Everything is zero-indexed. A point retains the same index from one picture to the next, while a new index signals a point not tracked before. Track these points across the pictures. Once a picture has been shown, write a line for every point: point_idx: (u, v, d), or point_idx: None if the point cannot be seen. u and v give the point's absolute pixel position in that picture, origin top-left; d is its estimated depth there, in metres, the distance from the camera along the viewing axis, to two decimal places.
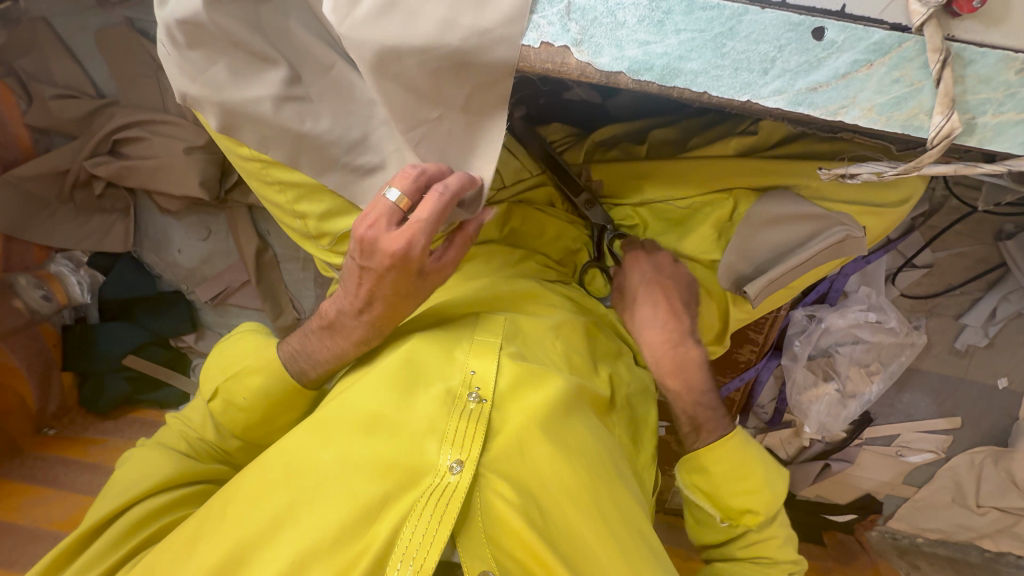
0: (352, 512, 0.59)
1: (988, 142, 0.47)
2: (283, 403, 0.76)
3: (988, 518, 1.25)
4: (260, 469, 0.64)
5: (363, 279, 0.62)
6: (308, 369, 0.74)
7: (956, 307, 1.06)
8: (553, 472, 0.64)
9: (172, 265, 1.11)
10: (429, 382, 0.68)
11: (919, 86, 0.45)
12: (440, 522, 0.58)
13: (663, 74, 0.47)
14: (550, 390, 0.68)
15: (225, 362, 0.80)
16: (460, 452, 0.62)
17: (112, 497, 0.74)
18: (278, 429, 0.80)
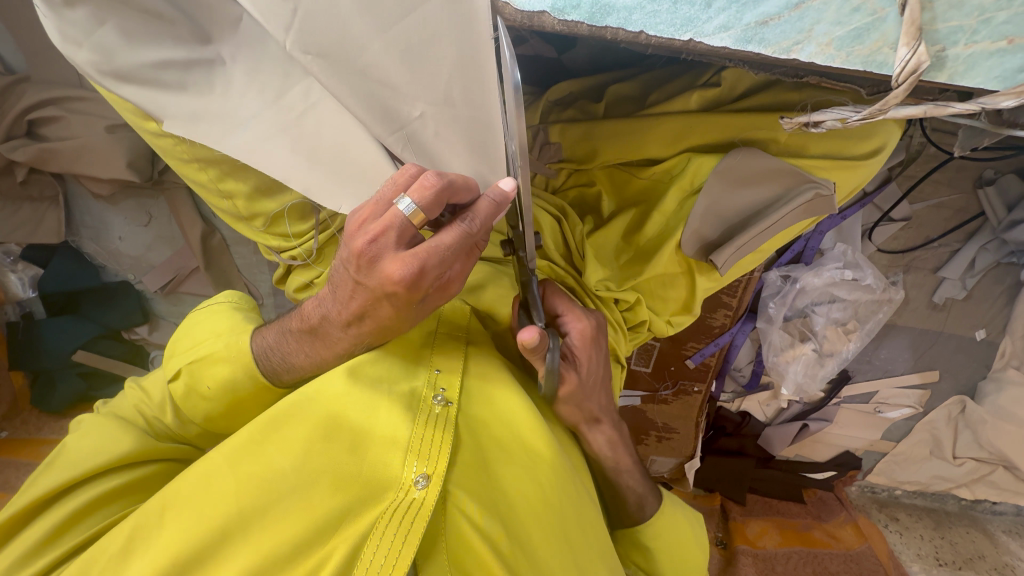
0: (304, 525, 0.55)
1: (958, 78, 0.42)
2: (248, 399, 0.71)
3: (965, 468, 1.25)
4: (202, 477, 0.58)
5: (356, 293, 0.57)
6: (280, 370, 0.68)
7: (934, 260, 1.04)
8: (519, 487, 0.61)
9: (116, 255, 1.05)
10: (392, 384, 0.63)
11: (883, 15, 0.39)
12: (404, 542, 0.53)
13: (592, 13, 0.41)
14: (519, 399, 0.65)
15: (192, 340, 0.74)
16: (425, 465, 0.57)
17: (56, 471, 0.66)
18: (240, 420, 0.74)
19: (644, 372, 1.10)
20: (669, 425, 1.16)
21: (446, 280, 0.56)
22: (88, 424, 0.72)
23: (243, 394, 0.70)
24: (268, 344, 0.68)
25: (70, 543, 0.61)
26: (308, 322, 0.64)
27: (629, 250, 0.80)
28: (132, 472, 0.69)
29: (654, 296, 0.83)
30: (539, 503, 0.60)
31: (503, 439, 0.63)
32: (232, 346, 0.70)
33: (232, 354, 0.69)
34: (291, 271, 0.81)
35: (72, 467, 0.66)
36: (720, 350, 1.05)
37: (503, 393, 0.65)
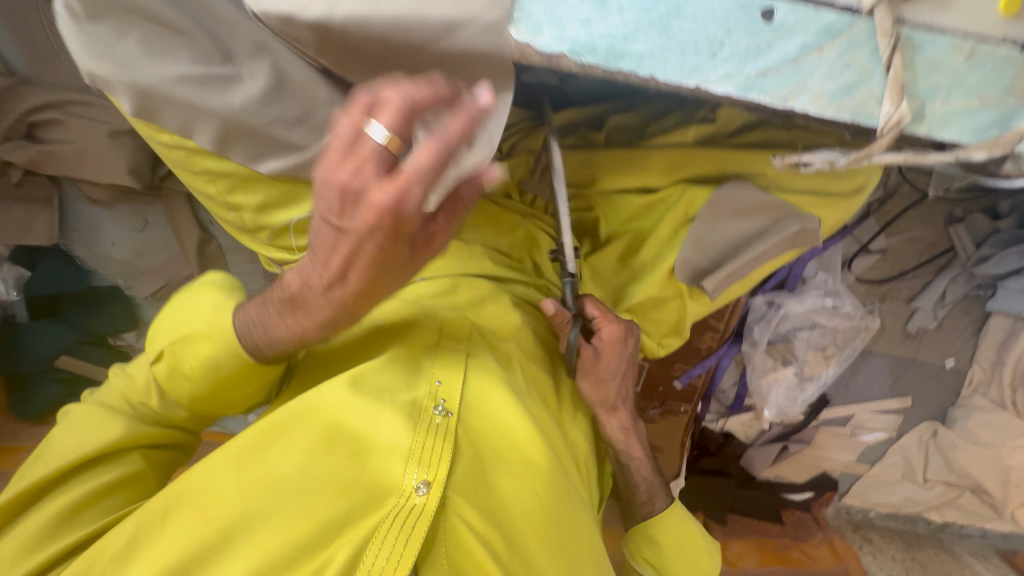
0: (306, 528, 0.56)
1: (937, 131, 0.45)
2: (234, 379, 0.65)
3: (935, 491, 1.30)
4: (204, 479, 0.58)
5: (335, 247, 0.48)
6: (263, 346, 0.63)
7: (908, 291, 1.09)
8: (515, 495, 0.63)
9: (105, 259, 1.02)
10: (395, 392, 0.63)
11: (869, 72, 0.43)
12: (406, 544, 0.55)
13: (607, 57, 0.43)
14: (518, 410, 0.66)
15: (173, 317, 0.68)
16: (426, 472, 0.59)
17: (47, 461, 0.64)
18: (227, 399, 0.69)
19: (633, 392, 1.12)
20: (655, 444, 1.18)
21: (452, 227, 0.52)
22: (74, 414, 0.70)
23: (228, 373, 0.65)
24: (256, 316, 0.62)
25: (66, 539, 0.59)
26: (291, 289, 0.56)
27: (624, 273, 0.84)
28: (123, 465, 0.67)
29: (646, 317, 0.86)
30: (535, 511, 0.62)
31: (500, 449, 0.64)
32: (216, 322, 0.64)
33: (217, 327, 0.63)
34: (291, 284, 0.82)
35: (62, 457, 0.64)
36: (706, 371, 1.08)
37: (503, 402, 0.66)
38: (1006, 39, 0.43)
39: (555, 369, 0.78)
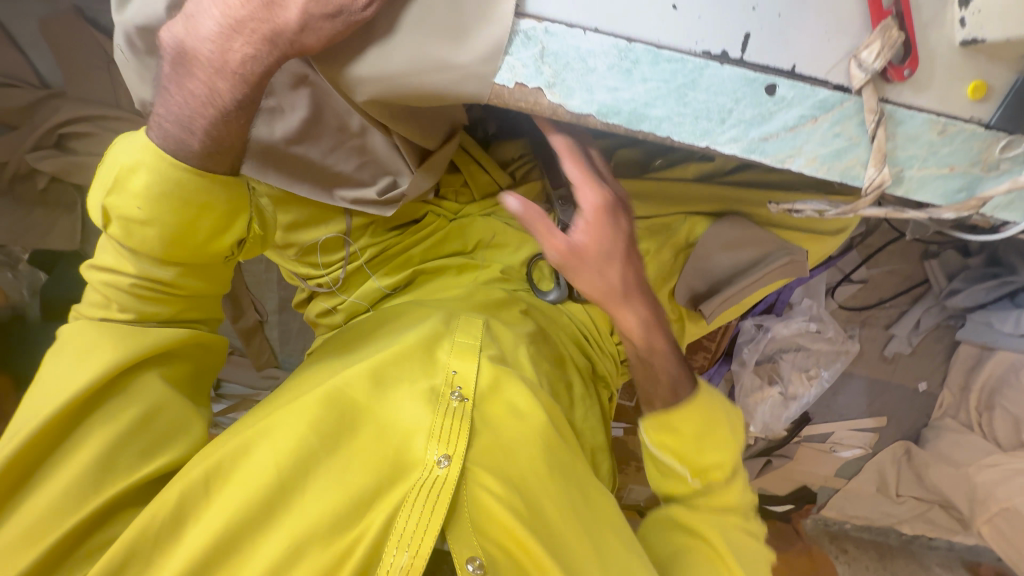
0: (338, 497, 0.60)
1: (912, 193, 0.52)
2: (204, 223, 0.58)
3: (906, 505, 1.38)
4: (244, 447, 0.61)
5: (234, 27, 0.50)
6: (178, 144, 0.55)
7: (885, 318, 1.17)
8: (529, 467, 0.67)
9: None
10: (412, 381, 0.68)
11: (856, 141, 0.50)
12: (433, 510, 0.61)
13: (629, 119, 0.49)
14: (527, 394, 0.70)
15: (115, 168, 0.57)
16: (446, 447, 0.64)
17: (38, 407, 0.56)
18: (204, 249, 0.60)
19: (627, 405, 1.19)
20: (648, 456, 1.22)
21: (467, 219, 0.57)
22: (67, 337, 0.61)
23: (194, 220, 0.57)
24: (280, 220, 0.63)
25: (117, 486, 0.56)
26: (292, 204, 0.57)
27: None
28: (137, 391, 0.60)
29: None
30: (550, 480, 0.67)
31: (512, 428, 0.69)
32: (139, 149, 0.55)
33: (147, 159, 0.55)
34: (313, 297, 0.87)
35: (55, 399, 0.56)
36: None
37: (513, 387, 0.71)
38: (975, 116, 0.49)
39: (560, 362, 0.81)
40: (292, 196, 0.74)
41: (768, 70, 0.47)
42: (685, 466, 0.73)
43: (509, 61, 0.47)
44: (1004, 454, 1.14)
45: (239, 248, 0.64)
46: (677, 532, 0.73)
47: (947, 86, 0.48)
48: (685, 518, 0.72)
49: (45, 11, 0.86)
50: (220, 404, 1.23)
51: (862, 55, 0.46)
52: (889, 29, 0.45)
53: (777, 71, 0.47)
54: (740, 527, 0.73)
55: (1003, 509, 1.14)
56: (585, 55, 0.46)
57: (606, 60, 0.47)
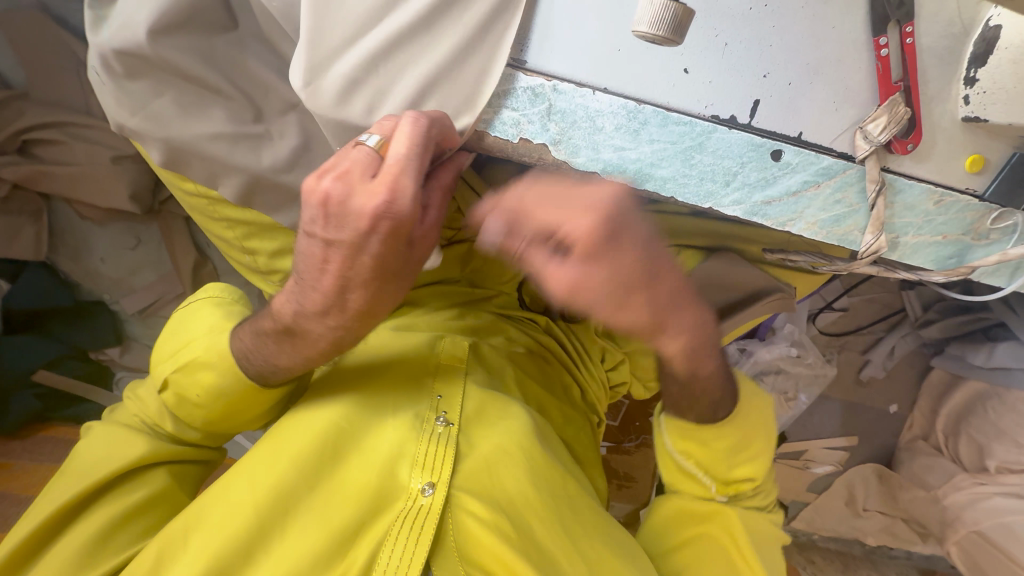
0: (320, 534, 0.53)
1: (906, 258, 0.53)
2: (243, 404, 0.61)
3: (871, 519, 1.38)
4: (225, 487, 0.55)
5: (328, 263, 0.47)
6: (265, 373, 0.58)
7: (861, 343, 1.21)
8: (521, 492, 0.58)
9: (93, 274, 1.00)
10: (396, 407, 0.61)
11: (856, 208, 0.50)
12: (416, 543, 0.53)
13: (635, 177, 0.48)
14: (516, 413, 0.64)
15: (175, 341, 0.64)
16: (430, 473, 0.57)
17: (54, 496, 0.58)
18: (241, 423, 0.64)
19: (612, 425, 1.20)
20: (629, 475, 1.21)
21: (350, 274, 0.47)
22: (95, 433, 0.65)
23: (238, 405, 0.61)
24: (240, 333, 0.59)
25: (102, 563, 0.54)
26: (282, 317, 0.54)
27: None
28: (147, 481, 0.61)
29: (636, 364, 0.86)
30: (547, 503, 0.59)
31: (507, 448, 0.60)
32: (210, 348, 0.60)
33: (219, 363, 0.59)
34: None
35: (76, 483, 0.59)
36: None
37: (500, 407, 0.64)
38: (970, 188, 0.49)
39: (551, 385, 0.79)
40: (272, 226, 0.68)
41: (774, 135, 0.47)
42: (711, 477, 0.66)
43: (515, 117, 0.48)
44: (970, 476, 1.15)
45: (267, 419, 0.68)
46: (691, 521, 0.66)
47: (947, 159, 0.48)
48: (694, 505, 0.66)
49: (12, 8, 0.80)
50: None
51: (868, 127, 0.46)
52: (897, 105, 0.45)
53: (783, 137, 0.47)
54: (759, 515, 0.67)
55: (971, 532, 1.14)
56: (593, 114, 0.47)
57: (614, 120, 0.47)
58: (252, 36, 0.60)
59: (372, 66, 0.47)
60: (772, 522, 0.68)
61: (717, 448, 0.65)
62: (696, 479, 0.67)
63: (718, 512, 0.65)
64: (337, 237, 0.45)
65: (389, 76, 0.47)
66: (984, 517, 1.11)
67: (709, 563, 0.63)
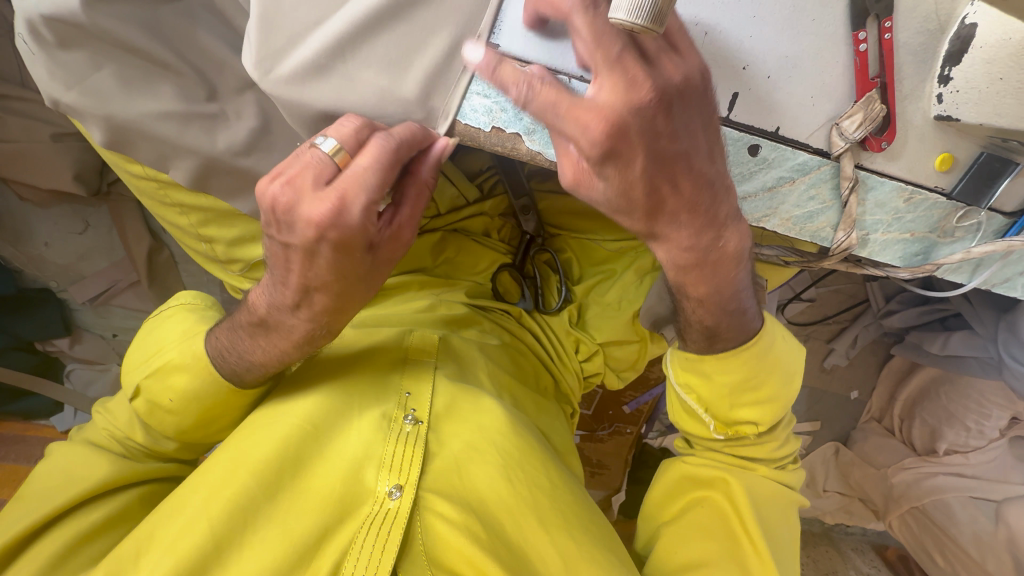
0: (282, 543, 0.50)
1: (874, 255, 0.53)
2: (220, 409, 0.59)
3: (830, 499, 1.37)
4: (188, 493, 0.53)
5: (290, 263, 0.48)
6: (241, 371, 0.56)
7: (827, 333, 1.24)
8: (492, 491, 0.57)
9: (39, 262, 0.94)
10: (363, 406, 0.59)
11: (829, 205, 0.50)
12: (383, 550, 0.51)
13: None
14: (489, 408, 0.63)
15: (150, 346, 0.62)
16: (398, 476, 0.55)
17: (13, 520, 0.54)
18: (220, 431, 0.63)
19: (586, 414, 1.20)
20: (601, 462, 1.23)
21: (311, 279, 0.48)
22: (58, 452, 0.61)
23: (215, 412, 0.59)
24: (216, 333, 0.57)
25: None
26: (259, 310, 0.53)
27: (592, 308, 0.84)
28: (118, 498, 0.58)
29: (609, 356, 0.86)
30: (520, 499, 0.58)
31: (477, 448, 0.59)
32: (188, 352, 0.57)
33: (193, 363, 0.57)
34: None
35: (36, 507, 0.55)
36: (653, 399, 1.17)
37: (472, 404, 0.63)
38: (938, 186, 0.50)
39: (523, 380, 0.77)
40: (232, 213, 0.65)
41: (752, 130, 0.46)
42: (711, 415, 0.61)
43: (487, 104, 0.47)
44: (919, 458, 1.21)
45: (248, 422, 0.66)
46: (693, 484, 0.64)
47: (917, 156, 0.48)
48: (696, 470, 0.63)
49: None
50: None
51: (844, 123, 0.45)
52: (872, 102, 0.44)
53: (761, 132, 0.46)
54: (768, 477, 0.63)
55: (913, 508, 1.21)
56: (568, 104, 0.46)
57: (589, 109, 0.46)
58: (205, 9, 0.56)
59: (336, 49, 0.44)
60: (784, 486, 0.63)
61: (721, 384, 0.58)
62: (699, 421, 0.63)
63: (721, 477, 0.62)
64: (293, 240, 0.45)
65: (356, 60, 0.45)
66: (926, 494, 1.17)
67: (705, 530, 0.60)
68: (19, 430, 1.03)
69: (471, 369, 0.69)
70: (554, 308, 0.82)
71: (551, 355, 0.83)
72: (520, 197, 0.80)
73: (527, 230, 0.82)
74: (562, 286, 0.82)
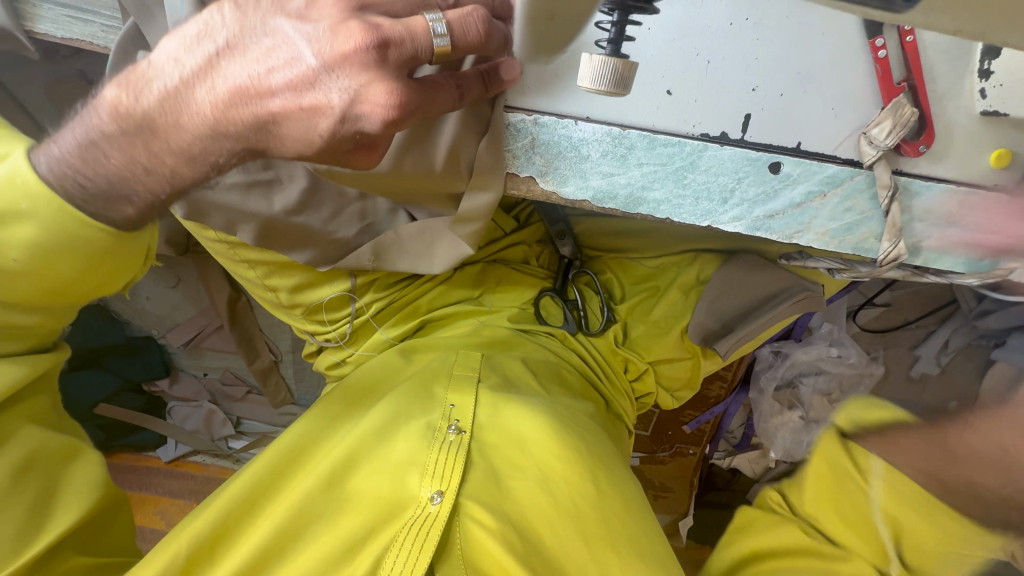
0: (331, 545, 0.55)
1: (932, 262, 0.49)
2: (103, 261, 0.51)
3: None
4: (258, 492, 0.60)
5: (223, 75, 0.43)
6: (106, 193, 0.47)
7: (911, 338, 1.12)
8: (533, 499, 0.59)
9: (142, 313, 1.08)
10: (411, 415, 0.64)
11: (869, 215, 0.47)
12: (421, 549, 0.54)
13: (627, 203, 0.49)
14: (531, 418, 0.64)
15: None
16: (440, 482, 0.58)
17: None
18: (87, 290, 0.54)
19: (644, 435, 1.17)
20: (664, 484, 1.21)
21: (259, 93, 0.43)
22: None
23: (87, 273, 0.51)
24: (54, 161, 0.46)
25: (13, 564, 0.52)
26: (136, 109, 0.44)
27: (638, 327, 0.83)
28: (15, 443, 0.56)
29: (661, 374, 0.85)
30: (559, 511, 0.59)
31: (517, 459, 0.62)
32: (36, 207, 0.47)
33: (34, 207, 0.46)
34: (322, 349, 0.85)
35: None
36: (714, 417, 1.11)
37: (516, 415, 0.64)
38: (999, 183, 0.46)
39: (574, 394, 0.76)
40: (290, 264, 0.71)
41: (771, 148, 0.45)
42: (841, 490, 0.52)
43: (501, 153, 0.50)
44: None
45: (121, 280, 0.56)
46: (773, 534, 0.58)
47: (967, 156, 0.45)
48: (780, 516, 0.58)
49: (52, 75, 0.84)
50: (241, 441, 1.24)
51: (872, 132, 0.43)
52: (901, 107, 0.41)
53: (781, 149, 0.45)
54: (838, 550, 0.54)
55: None
56: (578, 143, 0.47)
57: (600, 148, 0.47)
58: None
59: None
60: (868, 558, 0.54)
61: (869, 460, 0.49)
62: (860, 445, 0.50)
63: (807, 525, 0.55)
64: (318, 69, 0.41)
65: None
66: None
67: None
68: (133, 459, 1.21)
69: (517, 381, 0.70)
70: (597, 328, 0.82)
71: (599, 374, 0.82)
72: (556, 223, 0.82)
73: (565, 255, 0.83)
74: (604, 306, 0.82)
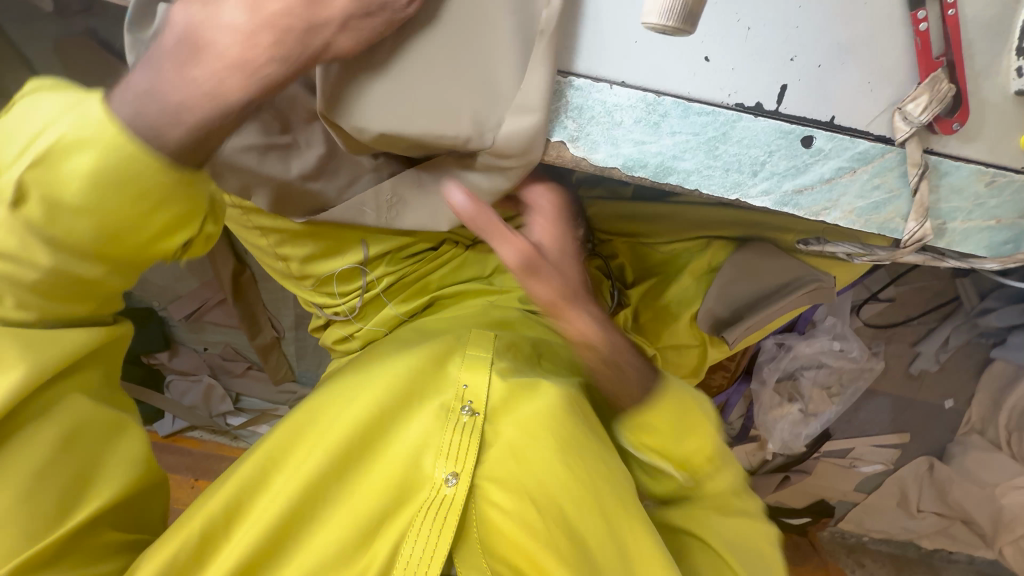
0: (348, 523, 0.56)
1: (955, 245, 0.49)
2: (163, 210, 0.42)
3: (926, 521, 1.29)
4: (268, 467, 0.58)
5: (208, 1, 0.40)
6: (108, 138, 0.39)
7: (911, 335, 1.10)
8: (553, 483, 0.58)
9: (143, 284, 1.04)
10: (423, 396, 0.64)
11: (897, 193, 0.47)
12: (439, 534, 0.56)
13: (657, 171, 0.47)
14: (546, 401, 0.62)
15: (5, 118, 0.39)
16: (455, 464, 0.59)
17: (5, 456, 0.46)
18: (145, 254, 0.45)
19: None
20: None
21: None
22: None
23: (151, 232, 0.43)
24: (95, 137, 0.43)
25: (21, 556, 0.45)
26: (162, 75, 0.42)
27: (646, 311, 0.83)
28: (59, 412, 0.50)
29: (666, 359, 0.85)
30: (576, 494, 0.58)
31: (534, 442, 0.60)
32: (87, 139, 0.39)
33: (86, 136, 0.38)
34: (330, 324, 0.85)
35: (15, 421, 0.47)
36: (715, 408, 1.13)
37: (530, 399, 0.62)
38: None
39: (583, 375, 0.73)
40: (304, 233, 0.70)
41: (804, 120, 0.45)
42: None
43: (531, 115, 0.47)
44: None
45: (183, 250, 0.48)
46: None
47: (998, 138, 0.45)
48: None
49: (60, 31, 0.81)
50: (238, 417, 1.24)
51: (907, 107, 0.43)
52: (938, 82, 0.42)
53: (814, 122, 0.45)
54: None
55: None
56: (611, 109, 0.47)
57: (633, 114, 0.47)
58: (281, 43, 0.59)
59: None
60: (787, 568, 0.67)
61: None
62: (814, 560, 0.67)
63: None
64: None
65: None
66: None
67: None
68: None
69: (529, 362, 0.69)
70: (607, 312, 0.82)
71: None
72: (569, 205, 0.81)
73: (578, 237, 0.82)
74: (614, 290, 0.82)
